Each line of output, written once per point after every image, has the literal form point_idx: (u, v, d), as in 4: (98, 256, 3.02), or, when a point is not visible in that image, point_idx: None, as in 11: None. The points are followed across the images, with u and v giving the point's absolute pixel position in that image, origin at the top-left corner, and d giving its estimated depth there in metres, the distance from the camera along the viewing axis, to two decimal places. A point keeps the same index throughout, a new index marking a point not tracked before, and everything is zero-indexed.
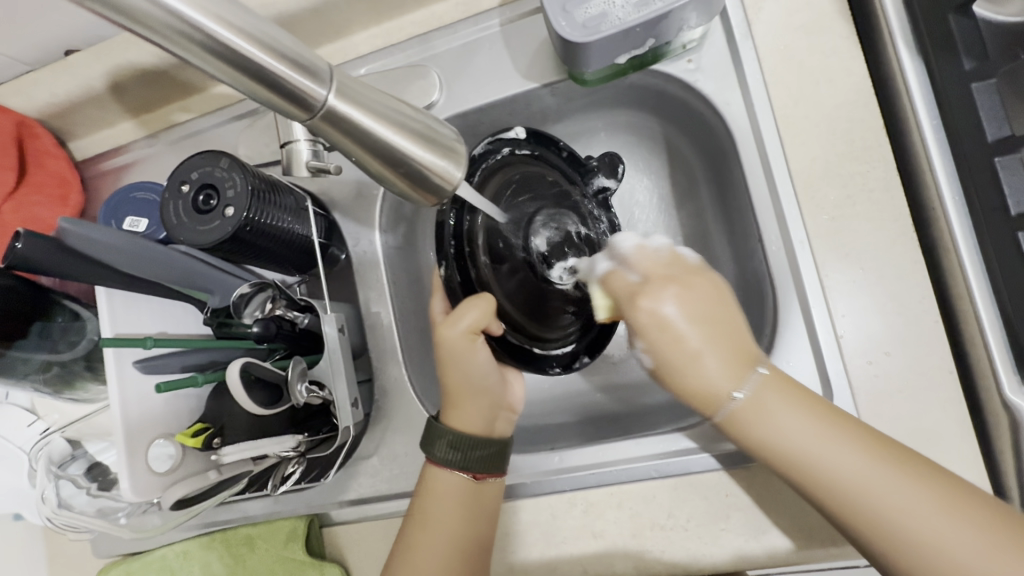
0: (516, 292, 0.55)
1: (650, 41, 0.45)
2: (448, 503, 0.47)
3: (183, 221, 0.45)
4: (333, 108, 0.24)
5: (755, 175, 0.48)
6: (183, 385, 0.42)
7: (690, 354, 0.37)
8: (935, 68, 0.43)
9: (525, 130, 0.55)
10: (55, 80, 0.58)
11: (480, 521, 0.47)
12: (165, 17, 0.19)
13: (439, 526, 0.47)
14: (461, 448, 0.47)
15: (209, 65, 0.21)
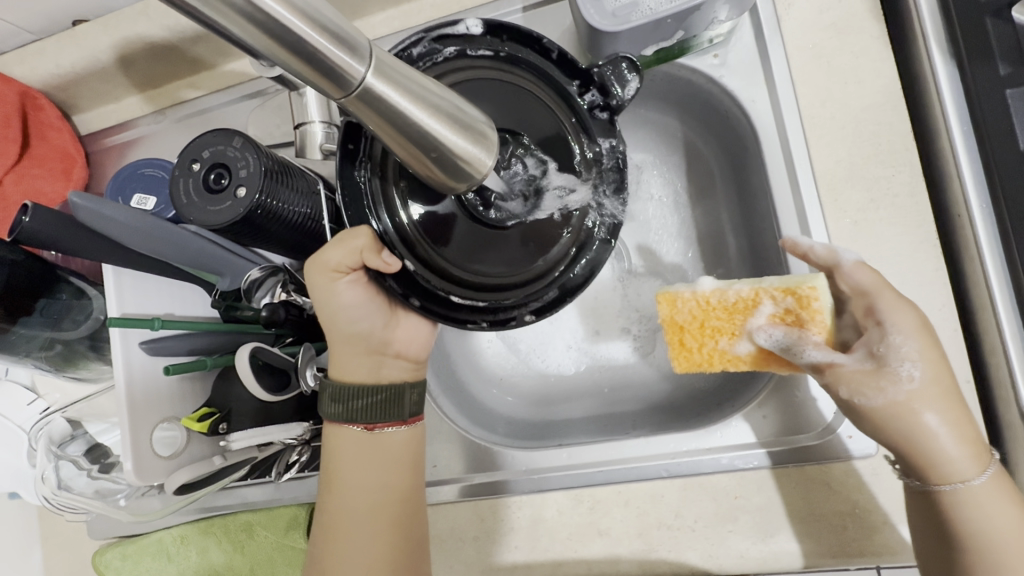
0: (446, 231, 0.38)
1: (678, 33, 0.44)
2: (358, 464, 0.45)
3: (194, 200, 0.44)
4: (370, 88, 0.23)
5: (778, 174, 0.47)
6: (191, 368, 0.42)
7: (945, 419, 0.36)
8: (968, 73, 0.42)
9: (481, 23, 0.38)
10: (62, 51, 0.57)
11: (402, 476, 0.46)
12: None
13: (355, 488, 0.45)
14: (342, 400, 0.44)
15: (250, 39, 0.20)
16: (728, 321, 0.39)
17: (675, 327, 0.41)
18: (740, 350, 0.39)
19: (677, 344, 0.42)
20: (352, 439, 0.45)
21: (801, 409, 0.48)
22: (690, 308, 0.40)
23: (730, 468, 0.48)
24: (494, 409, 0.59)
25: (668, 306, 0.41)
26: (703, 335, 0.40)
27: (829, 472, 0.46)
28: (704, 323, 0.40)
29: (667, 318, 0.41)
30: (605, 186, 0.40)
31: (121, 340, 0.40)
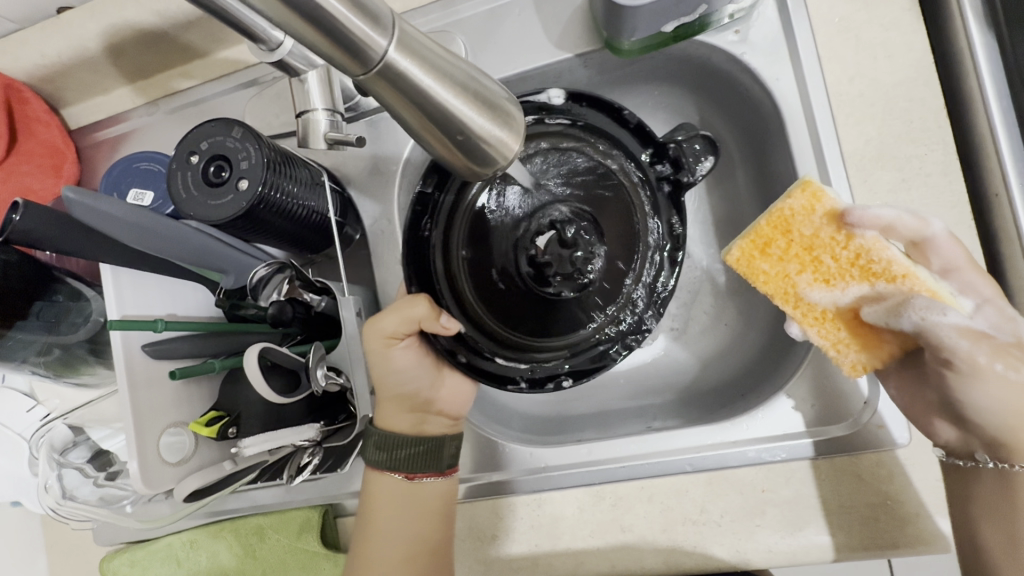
0: (510, 296, 0.48)
1: (701, 7, 0.42)
2: (396, 516, 0.48)
3: (194, 194, 0.42)
4: (391, 63, 0.21)
5: (804, 155, 0.45)
6: (200, 371, 0.40)
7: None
8: (1008, 44, 0.40)
9: (561, 94, 0.46)
10: (47, 40, 0.54)
11: (431, 522, 0.48)
12: None
13: (388, 538, 0.48)
14: (387, 448, 0.48)
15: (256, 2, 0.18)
16: (837, 266, 0.37)
17: (777, 226, 0.38)
18: (812, 296, 0.39)
19: (755, 250, 0.39)
20: (394, 491, 0.48)
21: (832, 398, 0.46)
22: (815, 224, 0.37)
23: (756, 461, 0.46)
24: (507, 404, 0.57)
25: (802, 198, 0.37)
26: (793, 261, 0.39)
27: (860, 463, 0.44)
28: (811, 254, 0.38)
29: (782, 205, 0.38)
30: (644, 261, 0.47)
31: (124, 343, 0.38)
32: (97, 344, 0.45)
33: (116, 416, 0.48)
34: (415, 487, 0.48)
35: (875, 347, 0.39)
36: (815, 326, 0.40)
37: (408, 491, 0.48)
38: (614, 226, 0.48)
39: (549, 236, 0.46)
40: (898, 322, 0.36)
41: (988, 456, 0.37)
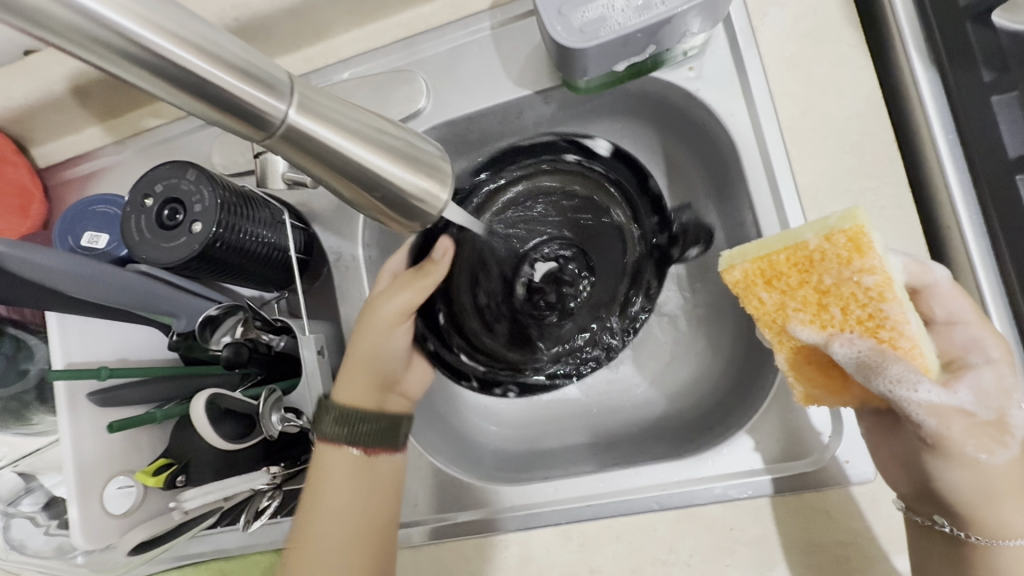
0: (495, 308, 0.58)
1: (651, 47, 0.42)
2: (347, 508, 0.43)
3: (147, 237, 0.42)
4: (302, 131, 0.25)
5: (760, 189, 0.45)
6: (140, 423, 0.38)
7: (1010, 490, 0.33)
8: (949, 80, 0.40)
9: (608, 147, 0.57)
10: (12, 82, 0.54)
11: (380, 502, 0.44)
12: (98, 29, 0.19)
13: (338, 540, 0.42)
14: (351, 422, 0.44)
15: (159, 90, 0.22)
16: (841, 318, 0.32)
17: (795, 263, 0.32)
18: (794, 335, 0.34)
19: (757, 278, 0.34)
20: (347, 476, 0.43)
21: (799, 431, 0.46)
22: (842, 273, 0.31)
23: (723, 498, 0.45)
24: (477, 440, 0.57)
25: (838, 243, 0.30)
26: (793, 298, 0.33)
27: (828, 500, 0.43)
28: (817, 298, 0.32)
29: (810, 242, 0.31)
30: (602, 322, 0.58)
31: (66, 391, 0.37)
32: (46, 390, 0.44)
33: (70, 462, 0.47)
34: (369, 465, 0.44)
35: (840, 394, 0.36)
36: (784, 352, 0.36)
37: (361, 467, 0.44)
38: (597, 282, 0.59)
39: (545, 268, 0.58)
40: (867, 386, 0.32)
41: (946, 520, 0.35)
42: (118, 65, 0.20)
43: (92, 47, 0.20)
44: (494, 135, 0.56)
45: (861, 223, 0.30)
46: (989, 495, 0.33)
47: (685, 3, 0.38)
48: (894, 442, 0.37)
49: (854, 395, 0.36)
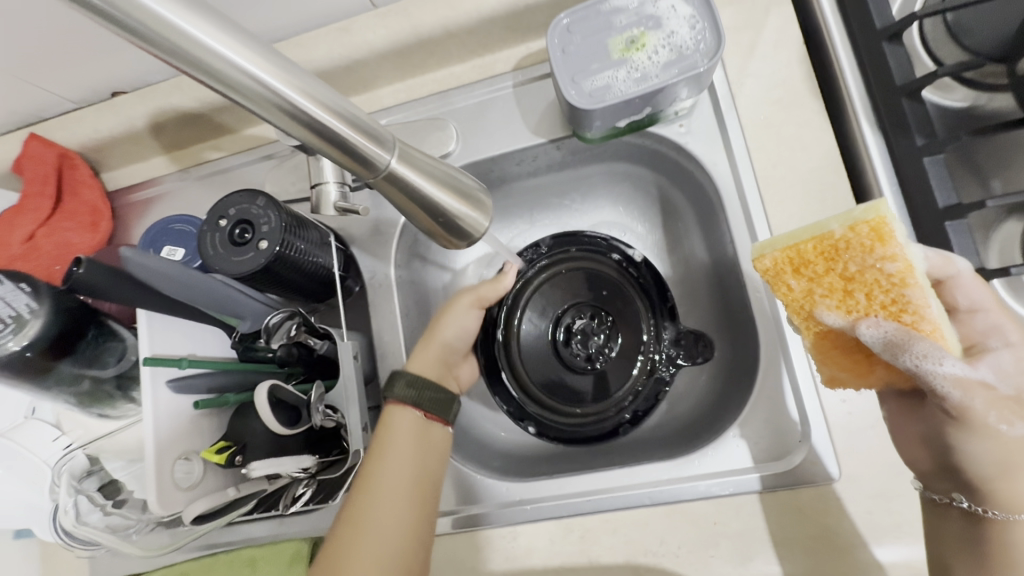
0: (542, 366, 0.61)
1: (647, 108, 0.51)
2: (403, 465, 0.49)
3: (220, 251, 0.50)
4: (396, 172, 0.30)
5: (739, 227, 0.54)
6: (217, 404, 0.47)
7: None
8: (892, 142, 0.49)
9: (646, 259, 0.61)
10: (100, 118, 0.64)
11: (435, 466, 0.51)
12: (268, 94, 0.25)
13: (392, 491, 0.48)
14: (417, 387, 0.52)
15: (292, 131, 0.27)
16: (865, 302, 0.36)
17: (822, 251, 0.37)
18: (822, 319, 0.39)
19: (786, 266, 0.39)
20: (401, 452, 0.49)
21: (777, 437, 0.52)
22: (866, 260, 0.35)
23: (708, 494, 0.51)
24: (490, 443, 0.63)
25: (861, 233, 0.35)
26: (820, 285, 0.38)
27: (801, 497, 0.49)
28: (842, 285, 0.37)
29: (836, 231, 0.36)
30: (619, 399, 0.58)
31: (153, 377, 0.44)
32: (121, 380, 0.51)
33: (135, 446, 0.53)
34: (426, 437, 0.52)
35: (862, 374, 0.41)
36: (809, 336, 0.41)
37: (418, 438, 0.51)
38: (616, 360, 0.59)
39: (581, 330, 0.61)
40: (897, 364, 0.36)
41: (963, 496, 0.39)
42: (275, 119, 0.26)
43: (262, 104, 0.25)
44: (512, 174, 0.64)
45: (883, 214, 0.34)
46: (1004, 469, 0.37)
47: (675, 76, 0.47)
48: (917, 420, 0.43)
49: (877, 375, 0.41)
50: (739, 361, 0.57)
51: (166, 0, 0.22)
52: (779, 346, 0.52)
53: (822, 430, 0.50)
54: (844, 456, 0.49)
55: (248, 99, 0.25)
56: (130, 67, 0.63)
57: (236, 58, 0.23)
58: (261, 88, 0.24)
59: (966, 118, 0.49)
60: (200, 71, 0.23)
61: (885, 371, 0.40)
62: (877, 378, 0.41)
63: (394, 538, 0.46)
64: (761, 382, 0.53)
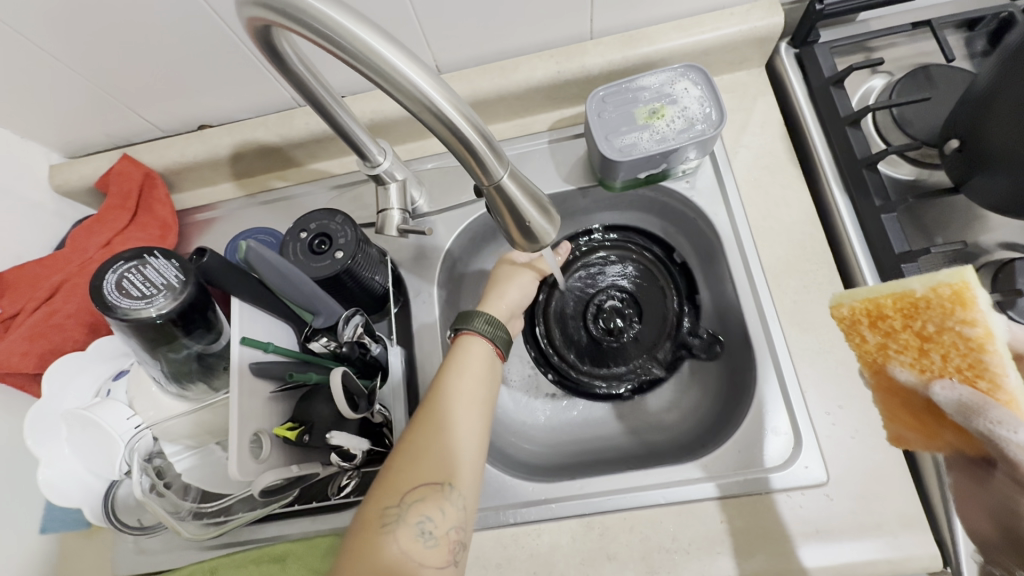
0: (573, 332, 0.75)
1: (663, 165, 0.63)
2: (466, 401, 0.52)
3: (300, 258, 0.58)
4: (506, 184, 0.38)
5: (737, 265, 0.65)
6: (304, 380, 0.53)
7: None
8: (857, 203, 0.61)
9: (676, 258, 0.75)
10: (191, 146, 0.74)
11: (480, 419, 0.52)
12: (429, 104, 0.33)
13: (434, 437, 0.49)
14: (496, 324, 0.58)
15: (439, 136, 0.36)
16: (940, 363, 0.37)
17: (900, 307, 0.39)
18: (895, 374, 0.40)
19: (863, 317, 0.41)
20: (464, 386, 0.53)
21: (740, 455, 0.59)
22: (944, 321, 0.36)
23: (715, 494, 0.57)
24: (513, 455, 0.68)
25: (942, 294, 0.36)
26: (896, 341, 0.40)
27: (795, 498, 0.56)
28: (918, 342, 0.38)
29: (917, 290, 0.37)
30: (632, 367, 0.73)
31: (241, 357, 0.50)
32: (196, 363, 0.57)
33: (192, 433, 0.56)
34: (491, 369, 0.56)
35: (933, 439, 0.41)
36: (880, 390, 0.43)
37: (483, 375, 0.54)
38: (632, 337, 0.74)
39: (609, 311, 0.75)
40: (971, 427, 0.35)
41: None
42: (429, 124, 0.35)
43: (422, 113, 0.34)
44: None
45: (968, 280, 0.35)
46: None
47: (688, 140, 0.58)
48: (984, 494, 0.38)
49: (946, 441, 0.40)
50: (736, 384, 0.66)
51: (386, 43, 0.32)
52: (770, 365, 0.61)
53: (810, 437, 0.57)
54: (831, 460, 0.56)
55: (414, 108, 0.34)
56: (223, 105, 0.74)
57: (417, 79, 0.33)
58: (426, 99, 0.33)
59: (911, 188, 0.62)
60: (390, 84, 0.33)
61: (954, 440, 0.39)
62: (946, 444, 0.40)
63: (450, 468, 0.48)
64: (756, 397, 0.61)
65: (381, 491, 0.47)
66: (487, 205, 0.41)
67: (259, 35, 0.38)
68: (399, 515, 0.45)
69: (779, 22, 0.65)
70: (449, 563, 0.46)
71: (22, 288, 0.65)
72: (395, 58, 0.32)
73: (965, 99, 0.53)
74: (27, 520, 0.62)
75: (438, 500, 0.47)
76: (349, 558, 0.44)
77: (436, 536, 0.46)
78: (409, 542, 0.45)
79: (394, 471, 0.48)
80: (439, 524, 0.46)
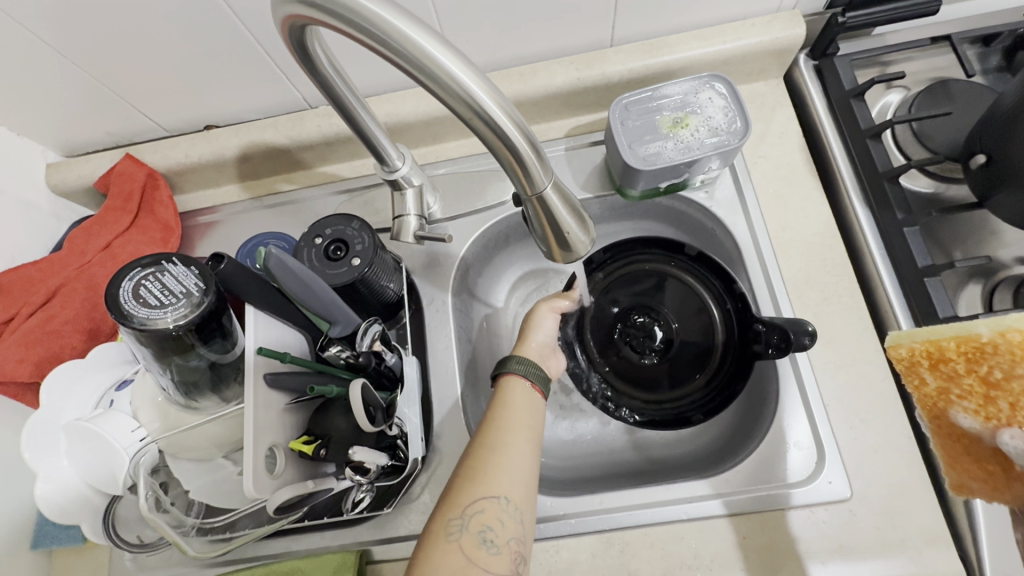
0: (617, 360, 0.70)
1: (684, 175, 0.62)
2: (519, 422, 0.51)
3: (315, 264, 0.56)
4: (547, 192, 0.38)
5: (756, 277, 0.64)
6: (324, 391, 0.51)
7: None
8: (879, 215, 0.61)
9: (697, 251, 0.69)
10: (197, 146, 0.72)
11: (537, 436, 0.52)
12: (476, 107, 0.32)
13: (493, 453, 0.49)
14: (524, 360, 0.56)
15: (484, 140, 0.35)
16: (1009, 412, 0.36)
17: (965, 351, 0.38)
18: (956, 419, 0.39)
19: (924, 359, 0.40)
20: (517, 407, 0.53)
21: (762, 468, 0.58)
22: (1014, 368, 0.35)
23: (737, 509, 0.56)
24: None
25: (1013, 341, 0.36)
26: (958, 385, 0.39)
27: (819, 514, 0.55)
28: (983, 389, 0.37)
29: (984, 335, 0.37)
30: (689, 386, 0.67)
31: (256, 368, 0.48)
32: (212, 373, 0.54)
33: (198, 447, 0.53)
34: (531, 406, 0.54)
35: (1003, 492, 0.39)
36: (942, 437, 0.41)
37: (531, 401, 0.54)
38: (676, 348, 0.70)
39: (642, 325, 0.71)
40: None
41: None
42: (474, 127, 0.34)
43: (467, 116, 0.33)
44: None
45: None
46: None
47: (712, 150, 0.58)
48: None
49: (1014, 493, 0.38)
50: (757, 397, 0.65)
51: (436, 44, 0.31)
52: (791, 377, 0.60)
53: (833, 451, 0.57)
54: (853, 474, 0.56)
55: (460, 111, 0.33)
56: (231, 106, 0.72)
57: (467, 81, 0.32)
58: (473, 101, 0.32)
59: (931, 201, 0.62)
60: (437, 85, 0.32)
61: None
62: (1016, 498, 0.38)
63: (508, 481, 0.48)
64: (777, 410, 0.60)
65: (443, 506, 0.47)
66: (525, 214, 0.41)
67: (293, 35, 0.36)
68: (462, 525, 0.45)
69: (801, 33, 0.65)
70: (513, 574, 0.45)
71: (14, 292, 0.62)
72: (448, 62, 0.31)
73: (991, 113, 0.53)
74: (18, 535, 0.59)
75: (497, 511, 0.46)
76: (415, 571, 0.43)
77: (497, 544, 0.45)
78: (473, 551, 0.44)
79: (454, 487, 0.48)
80: (500, 534, 0.45)
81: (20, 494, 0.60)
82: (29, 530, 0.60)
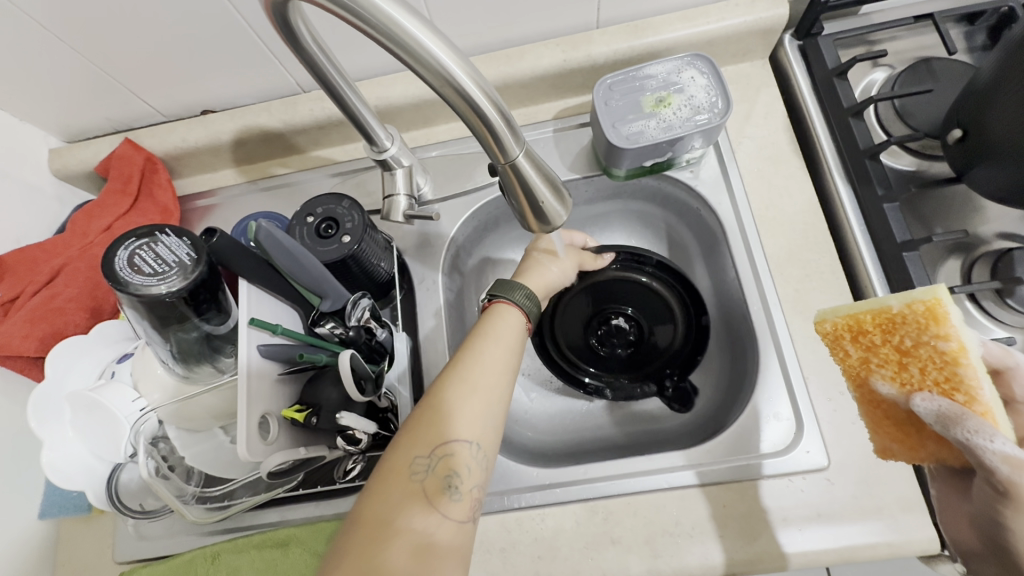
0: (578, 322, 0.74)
1: (668, 154, 0.63)
2: (494, 365, 0.52)
3: (307, 242, 0.58)
4: (520, 163, 0.39)
5: (739, 255, 0.65)
6: (314, 360, 0.53)
7: None
8: (860, 192, 0.62)
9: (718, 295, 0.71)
10: (193, 131, 0.74)
11: (509, 381, 0.53)
12: (448, 78, 0.34)
13: (462, 396, 0.49)
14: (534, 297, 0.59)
15: (458, 112, 0.36)
16: (919, 376, 0.40)
17: (879, 323, 0.41)
18: (877, 387, 0.42)
19: (846, 332, 0.43)
20: (493, 348, 0.53)
21: (742, 439, 0.60)
22: (921, 336, 0.39)
23: (716, 478, 0.58)
24: (516, 441, 0.68)
25: (917, 310, 0.39)
26: (877, 355, 0.42)
27: (797, 483, 0.56)
28: (897, 357, 0.41)
29: (894, 307, 0.40)
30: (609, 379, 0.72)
31: (249, 340, 0.50)
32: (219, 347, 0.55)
33: (196, 417, 0.56)
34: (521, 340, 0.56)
35: (914, 450, 0.43)
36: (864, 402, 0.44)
37: (513, 342, 0.55)
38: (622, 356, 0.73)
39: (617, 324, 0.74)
40: (949, 436, 0.37)
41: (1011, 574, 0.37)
42: (448, 98, 0.35)
43: (441, 86, 0.34)
44: None
45: (940, 297, 0.38)
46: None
47: (694, 128, 0.59)
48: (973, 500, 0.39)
49: (927, 452, 0.43)
50: (737, 372, 0.67)
51: (409, 17, 0.32)
52: (772, 351, 0.62)
53: (812, 423, 0.58)
54: (831, 444, 0.57)
55: (434, 81, 0.34)
56: (226, 91, 0.74)
57: (440, 55, 0.33)
58: (445, 73, 0.33)
59: (911, 178, 0.63)
60: (412, 58, 0.33)
61: (934, 449, 0.42)
62: (927, 455, 0.43)
63: (479, 428, 0.49)
64: (757, 383, 0.61)
65: (410, 441, 0.48)
66: (501, 184, 0.42)
67: (275, 10, 0.38)
68: (428, 466, 0.46)
69: (784, 13, 0.65)
70: (469, 519, 0.47)
71: (20, 273, 0.64)
72: (421, 36, 0.32)
73: (969, 89, 0.54)
74: (26, 505, 0.62)
75: (465, 458, 0.48)
76: (377, 503, 0.45)
77: (460, 491, 0.46)
78: (436, 493, 0.46)
79: (424, 424, 0.48)
80: (464, 480, 0.47)
81: (26, 465, 0.63)
82: (37, 500, 0.63)
